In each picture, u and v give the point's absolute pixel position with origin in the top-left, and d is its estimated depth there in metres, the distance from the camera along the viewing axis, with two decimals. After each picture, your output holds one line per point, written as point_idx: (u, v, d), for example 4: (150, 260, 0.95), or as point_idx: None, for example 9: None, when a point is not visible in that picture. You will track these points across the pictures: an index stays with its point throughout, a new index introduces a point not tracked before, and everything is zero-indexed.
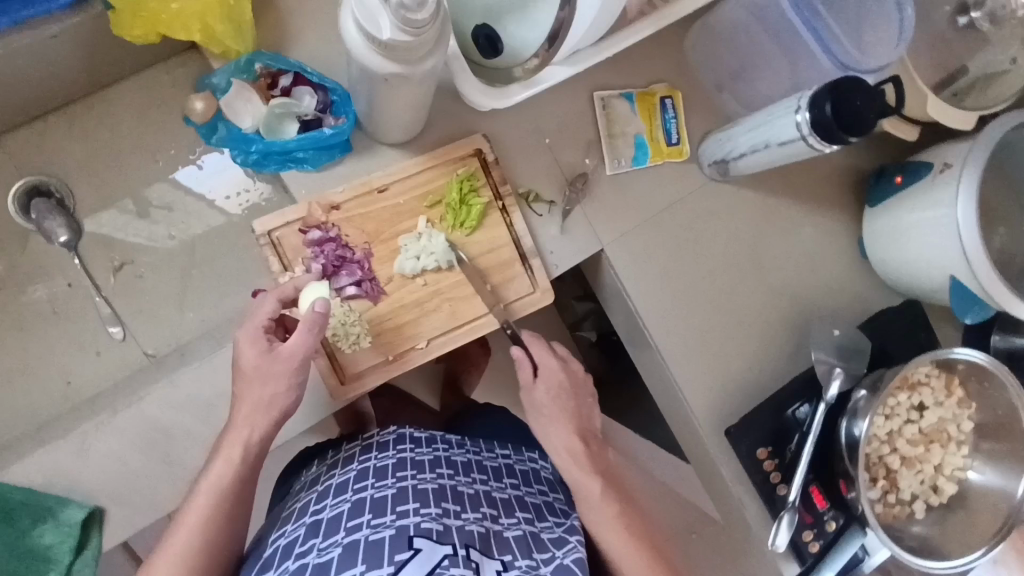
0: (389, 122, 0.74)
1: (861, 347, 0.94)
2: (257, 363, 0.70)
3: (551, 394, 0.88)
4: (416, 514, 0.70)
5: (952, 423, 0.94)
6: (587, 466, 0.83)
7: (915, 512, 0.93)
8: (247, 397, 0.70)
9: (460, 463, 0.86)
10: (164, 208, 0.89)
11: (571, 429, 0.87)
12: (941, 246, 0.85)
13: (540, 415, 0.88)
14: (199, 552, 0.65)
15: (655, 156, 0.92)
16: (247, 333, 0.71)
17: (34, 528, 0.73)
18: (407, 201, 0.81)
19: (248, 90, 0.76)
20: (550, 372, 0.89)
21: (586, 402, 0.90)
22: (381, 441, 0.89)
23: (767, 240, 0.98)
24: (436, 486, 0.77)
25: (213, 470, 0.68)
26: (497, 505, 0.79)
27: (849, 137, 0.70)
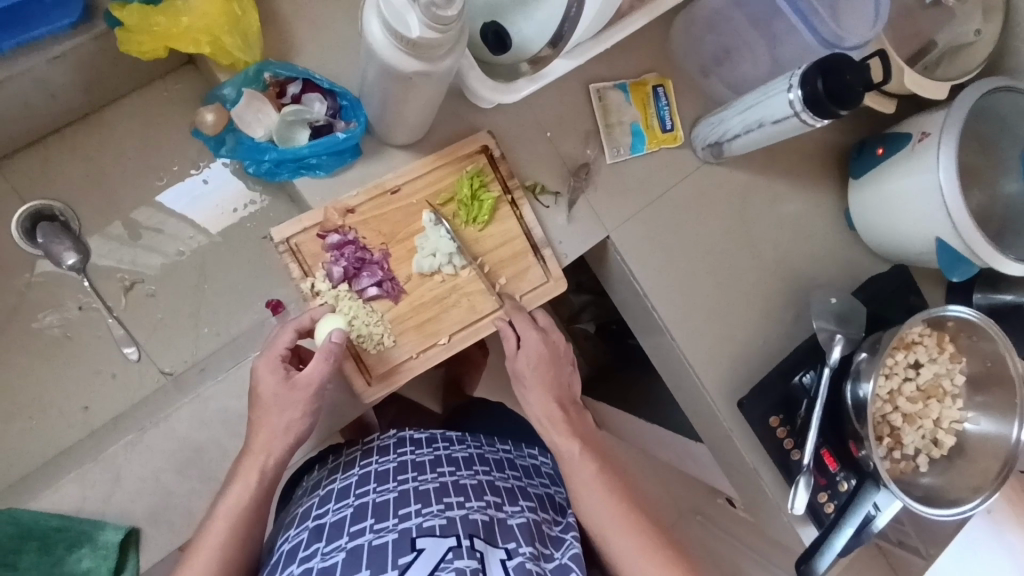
0: (401, 124, 0.76)
1: (857, 313, 0.99)
2: (274, 393, 0.71)
3: (531, 364, 0.84)
4: (418, 515, 0.71)
5: (946, 378, 0.99)
6: (567, 432, 0.83)
7: (920, 466, 0.98)
8: (262, 425, 0.71)
9: (459, 457, 0.86)
10: (170, 225, 0.89)
11: (549, 397, 0.85)
12: (927, 211, 0.90)
13: (525, 382, 0.85)
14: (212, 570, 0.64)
15: (651, 143, 0.96)
16: (264, 360, 0.72)
17: (71, 554, 0.71)
18: (420, 200, 0.83)
19: (260, 99, 0.76)
20: (531, 345, 0.84)
21: (564, 371, 0.88)
22: (383, 445, 0.89)
23: (761, 217, 1.03)
24: (437, 484, 0.78)
25: (230, 495, 0.68)
26: (500, 493, 0.80)
27: (840, 110, 0.74)
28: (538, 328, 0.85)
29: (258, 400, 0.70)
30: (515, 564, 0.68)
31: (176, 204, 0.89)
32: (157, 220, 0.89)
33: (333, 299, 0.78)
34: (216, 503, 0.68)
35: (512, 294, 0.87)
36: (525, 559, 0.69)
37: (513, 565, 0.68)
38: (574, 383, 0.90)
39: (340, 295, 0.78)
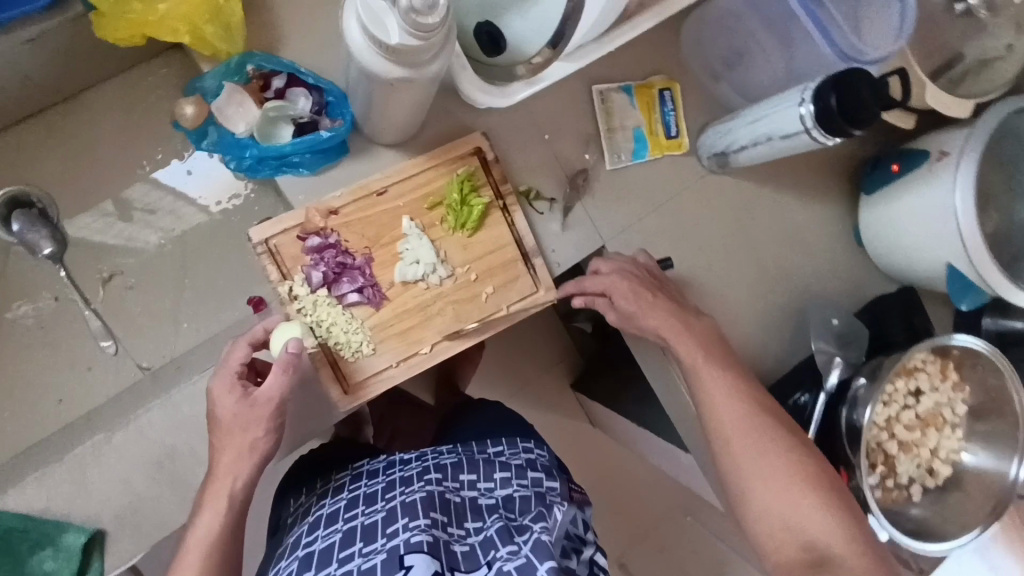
0: (387, 124, 0.72)
1: (857, 336, 0.96)
2: (224, 416, 0.68)
3: (629, 298, 0.82)
4: (405, 531, 0.69)
5: (947, 407, 0.96)
6: (687, 339, 0.82)
7: (913, 495, 0.95)
8: (219, 455, 0.68)
9: (447, 465, 0.85)
10: (153, 215, 0.86)
11: (668, 318, 0.83)
12: (939, 236, 0.86)
13: (642, 323, 0.83)
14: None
15: (655, 150, 0.91)
16: (217, 384, 0.69)
17: (33, 556, 0.70)
18: (407, 203, 0.79)
19: (240, 93, 0.73)
20: (618, 286, 0.83)
21: (658, 284, 0.85)
22: (372, 470, 0.88)
23: (767, 230, 0.98)
24: (424, 494, 0.75)
25: (198, 528, 0.66)
26: (482, 512, 0.78)
27: (853, 130, 0.69)
28: (610, 267, 0.85)
29: (217, 420, 0.67)
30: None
31: (158, 193, 0.87)
32: (139, 210, 0.86)
33: (311, 304, 0.75)
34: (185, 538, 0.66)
35: (500, 305, 0.82)
36: (505, 561, 0.68)
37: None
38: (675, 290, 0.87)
39: (319, 300, 0.76)
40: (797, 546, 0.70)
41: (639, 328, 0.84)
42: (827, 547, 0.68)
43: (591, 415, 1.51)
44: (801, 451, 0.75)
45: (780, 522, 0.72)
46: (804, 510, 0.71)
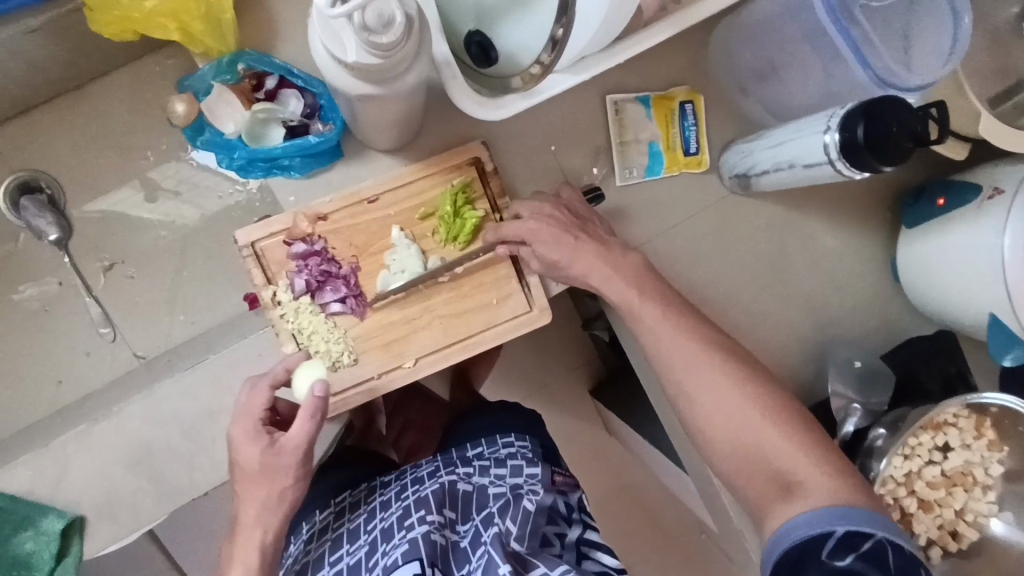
0: (374, 127, 0.70)
1: (879, 378, 0.88)
2: (247, 469, 0.67)
3: (554, 241, 0.74)
4: (386, 556, 0.70)
5: (979, 467, 0.87)
6: (620, 286, 0.75)
7: (930, 557, 0.87)
8: (246, 507, 0.68)
9: (424, 475, 0.82)
10: (158, 208, 0.89)
11: (592, 259, 0.75)
12: (978, 283, 0.78)
13: (571, 271, 0.76)
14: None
15: (671, 166, 0.85)
16: (240, 437, 0.67)
17: (15, 536, 0.73)
18: (397, 212, 0.77)
19: (229, 92, 0.73)
20: (540, 228, 0.74)
21: (586, 221, 0.77)
22: (352, 503, 0.86)
23: (792, 259, 0.90)
24: (399, 511, 0.75)
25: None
26: (455, 503, 0.77)
27: (882, 165, 0.62)
28: (530, 214, 0.75)
29: (242, 471, 0.67)
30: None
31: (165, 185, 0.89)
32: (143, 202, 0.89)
33: (293, 311, 0.75)
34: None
35: (492, 321, 0.79)
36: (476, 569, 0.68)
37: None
38: (602, 224, 0.78)
39: (301, 307, 0.75)
40: (765, 479, 0.65)
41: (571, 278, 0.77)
42: (795, 474, 0.64)
43: (607, 423, 1.37)
44: (762, 388, 0.69)
45: (747, 458, 0.67)
46: (771, 439, 0.66)
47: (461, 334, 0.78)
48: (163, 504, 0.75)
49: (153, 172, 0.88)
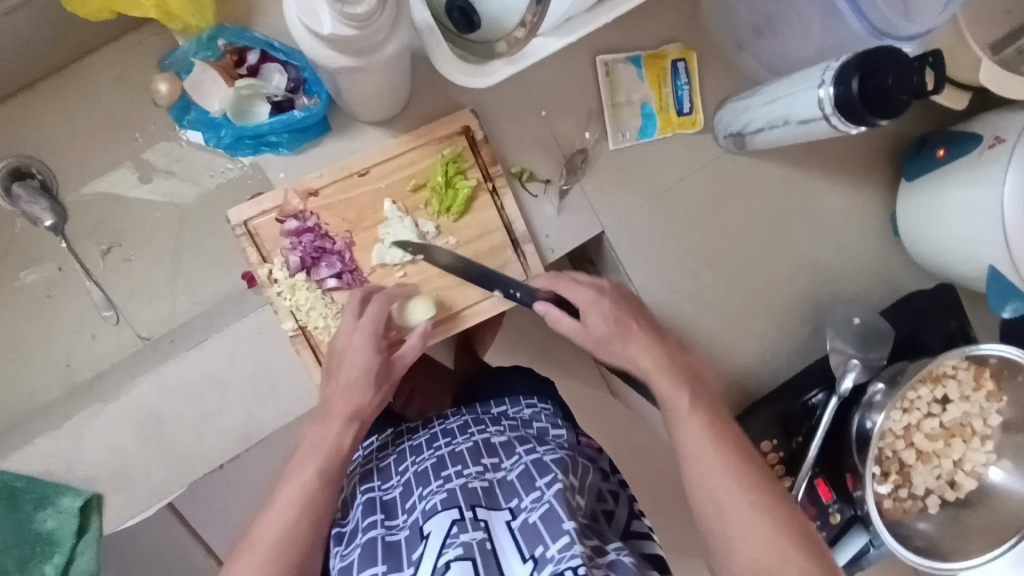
0: (359, 99, 0.69)
1: (882, 334, 0.86)
2: (353, 365, 0.70)
3: (607, 313, 0.72)
4: (422, 502, 0.63)
5: (978, 418, 0.87)
6: (667, 381, 0.69)
7: (928, 507, 0.88)
8: (340, 406, 0.69)
9: (453, 426, 0.77)
10: (147, 189, 0.88)
11: (638, 346, 0.72)
12: (971, 235, 0.77)
13: (612, 349, 0.72)
14: (255, 564, 0.59)
15: (664, 128, 0.84)
16: (357, 331, 0.70)
17: (37, 513, 0.76)
18: (388, 185, 0.76)
19: (213, 70, 0.73)
20: (595, 303, 0.73)
21: (642, 312, 0.75)
22: (379, 446, 0.82)
23: (790, 217, 0.89)
24: (434, 459, 0.69)
25: (283, 488, 0.64)
26: (497, 450, 0.70)
27: (877, 120, 0.61)
28: (590, 289, 0.74)
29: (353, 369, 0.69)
30: (520, 523, 0.59)
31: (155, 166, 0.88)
32: (134, 185, 0.88)
33: (289, 288, 0.75)
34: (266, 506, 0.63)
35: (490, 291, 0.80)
36: (529, 514, 0.59)
37: (518, 526, 0.59)
38: (656, 322, 0.76)
39: (297, 284, 0.75)
40: None
41: (607, 357, 0.73)
42: None
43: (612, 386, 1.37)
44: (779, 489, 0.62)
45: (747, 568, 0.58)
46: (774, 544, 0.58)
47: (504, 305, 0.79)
48: (176, 478, 0.78)
49: (145, 153, 0.88)
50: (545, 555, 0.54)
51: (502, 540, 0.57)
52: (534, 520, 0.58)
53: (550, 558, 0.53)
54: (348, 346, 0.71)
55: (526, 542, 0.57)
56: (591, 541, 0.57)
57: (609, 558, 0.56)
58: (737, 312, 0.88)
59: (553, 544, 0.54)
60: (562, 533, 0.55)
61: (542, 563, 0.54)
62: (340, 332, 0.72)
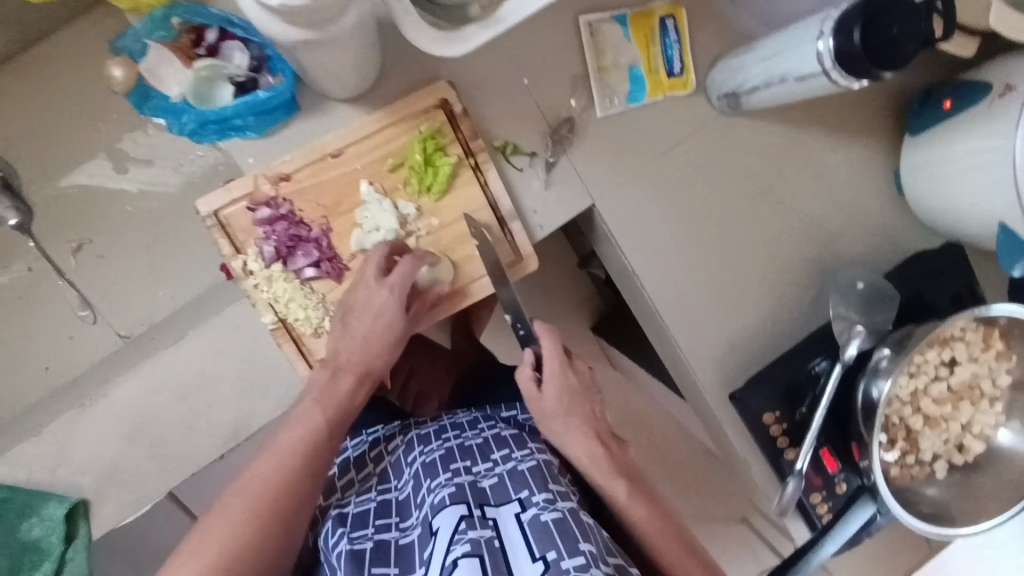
0: (325, 75, 0.65)
1: (887, 296, 0.82)
2: (374, 327, 0.69)
3: (562, 393, 0.70)
4: (429, 494, 0.59)
5: (986, 379, 0.85)
6: (609, 469, 0.67)
7: (936, 472, 0.85)
8: (354, 361, 0.68)
9: (464, 422, 0.73)
10: (127, 180, 0.86)
11: (584, 431, 0.70)
12: (978, 189, 0.73)
13: (553, 424, 0.70)
14: (248, 510, 0.57)
15: (655, 90, 0.79)
16: (386, 292, 0.68)
17: (22, 523, 0.75)
18: (364, 165, 0.72)
19: (170, 51, 0.69)
20: (557, 375, 0.71)
21: (597, 401, 0.73)
22: (387, 436, 0.76)
23: (790, 180, 0.85)
24: (443, 450, 0.65)
25: (282, 436, 0.63)
26: (508, 442, 0.68)
27: (883, 73, 0.56)
28: (561, 359, 0.72)
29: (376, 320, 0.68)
30: (530, 518, 0.54)
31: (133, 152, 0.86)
32: (109, 178, 0.86)
33: (266, 279, 0.72)
34: (263, 448, 0.62)
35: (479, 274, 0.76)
36: (540, 511, 0.55)
37: (529, 520, 0.54)
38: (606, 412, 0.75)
39: (273, 275, 0.72)
40: None
41: (546, 432, 0.71)
42: None
43: (612, 358, 1.35)
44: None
45: None
46: None
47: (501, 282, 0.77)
48: (163, 481, 0.76)
49: (115, 143, 0.85)
50: (558, 563, 0.49)
51: (512, 537, 0.53)
52: (546, 520, 0.54)
53: (566, 569, 0.49)
54: (369, 305, 0.69)
55: (536, 540, 0.52)
56: (611, 563, 0.52)
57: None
58: (737, 281, 0.84)
59: (570, 558, 0.50)
60: (578, 552, 0.50)
61: (554, 569, 0.49)
62: (362, 287, 0.69)
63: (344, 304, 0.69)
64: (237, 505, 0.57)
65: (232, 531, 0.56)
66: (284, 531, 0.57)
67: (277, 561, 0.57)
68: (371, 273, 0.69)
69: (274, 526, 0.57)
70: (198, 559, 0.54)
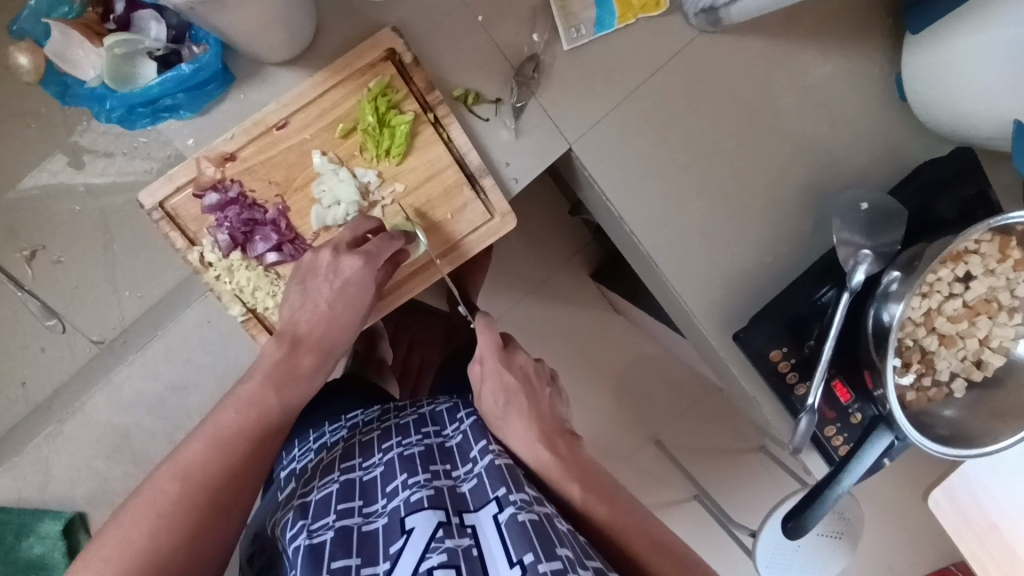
0: (253, 38, 0.59)
1: (897, 213, 0.76)
2: (339, 296, 0.64)
3: (499, 390, 0.70)
4: (404, 489, 0.59)
5: (1004, 291, 0.79)
6: (561, 472, 0.63)
7: (954, 392, 0.81)
8: (315, 337, 0.64)
9: (443, 411, 0.75)
10: (82, 177, 0.85)
11: (530, 429, 0.67)
12: (993, 85, 0.66)
13: (496, 427, 0.69)
14: (177, 497, 0.53)
15: (624, 15, 0.72)
16: (358, 259, 0.63)
17: (22, 542, 0.74)
18: (314, 135, 0.67)
19: (76, 30, 0.63)
20: (493, 373, 0.71)
21: (542, 396, 0.71)
22: (366, 421, 0.76)
23: (779, 98, 0.78)
24: (423, 448, 0.66)
25: (223, 413, 0.59)
26: (485, 433, 0.68)
27: None
28: (496, 356, 0.72)
29: (337, 296, 0.63)
30: (508, 518, 0.54)
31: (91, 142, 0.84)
32: (69, 175, 0.85)
33: (226, 270, 0.68)
34: (202, 424, 0.58)
35: (451, 238, 0.71)
36: (518, 510, 0.55)
37: (506, 521, 0.55)
38: (558, 410, 0.72)
39: (234, 265, 0.68)
40: None
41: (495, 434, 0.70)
42: None
43: (613, 302, 1.29)
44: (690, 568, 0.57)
45: None
46: None
47: (437, 270, 0.71)
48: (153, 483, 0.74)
49: (65, 138, 0.84)
50: (535, 565, 0.49)
51: (490, 542, 0.54)
52: (524, 520, 0.54)
53: (543, 573, 0.49)
54: (333, 271, 0.63)
55: (515, 543, 0.52)
56: (589, 567, 0.52)
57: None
58: (731, 213, 0.78)
59: (547, 561, 0.50)
60: (556, 557, 0.51)
61: (531, 573, 0.49)
62: (326, 249, 0.64)
63: (303, 268, 0.64)
64: (169, 490, 0.53)
65: (162, 517, 0.52)
66: (216, 521, 0.54)
67: (208, 551, 0.54)
68: (341, 240, 0.64)
69: (211, 514, 0.54)
70: (123, 544, 0.50)
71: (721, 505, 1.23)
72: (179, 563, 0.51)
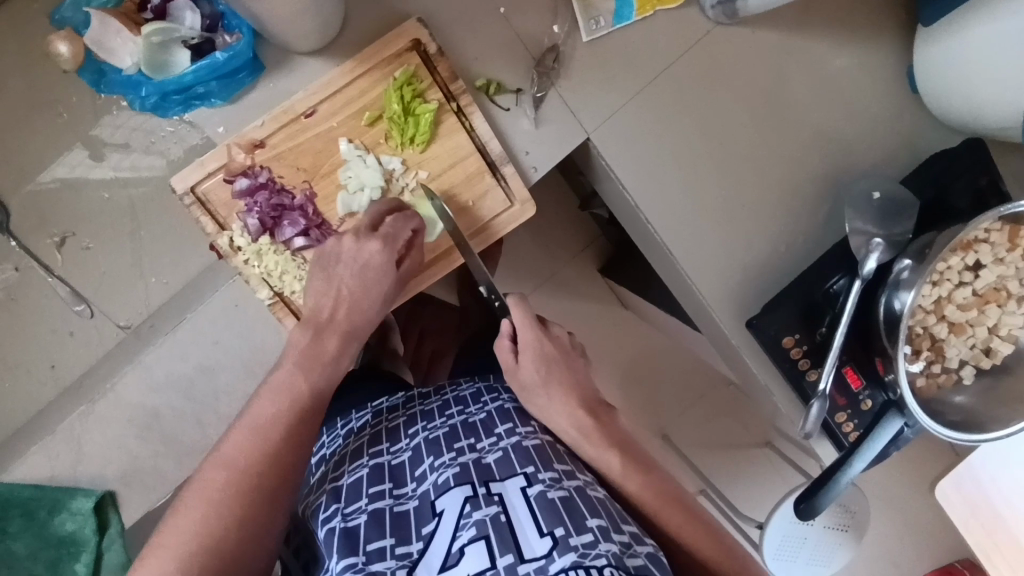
0: (287, 27, 0.61)
1: (907, 203, 0.77)
2: (362, 281, 0.66)
3: (538, 366, 0.71)
4: (433, 472, 0.62)
5: (1013, 279, 0.80)
6: (601, 442, 0.67)
7: (963, 379, 0.82)
8: (339, 319, 0.66)
9: (467, 394, 0.76)
10: (107, 167, 0.87)
11: (571, 402, 0.70)
12: (1003, 77, 0.68)
13: (534, 398, 0.71)
14: (225, 484, 0.57)
15: (642, 7, 0.74)
16: (378, 242, 0.65)
17: (54, 518, 0.78)
18: (341, 123, 0.69)
19: (115, 21, 0.66)
20: (532, 344, 0.72)
21: (579, 365, 0.74)
22: (391, 406, 0.78)
23: (793, 90, 0.80)
24: (447, 429, 0.68)
25: (261, 403, 0.61)
26: (511, 416, 0.70)
27: None
28: (534, 328, 0.73)
29: (355, 280, 0.66)
30: (536, 493, 0.58)
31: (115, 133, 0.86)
32: (91, 167, 0.87)
33: (255, 254, 0.69)
34: (242, 416, 0.61)
35: (470, 224, 0.73)
36: (547, 488, 0.58)
37: (534, 495, 0.58)
38: (591, 379, 0.75)
39: (262, 249, 0.69)
40: None
41: (531, 407, 0.71)
42: None
43: (623, 297, 1.31)
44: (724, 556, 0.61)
45: None
46: None
47: (459, 257, 0.73)
48: (179, 465, 0.76)
49: (93, 130, 0.86)
50: (566, 539, 0.53)
51: (518, 510, 0.56)
52: (553, 498, 0.57)
53: (574, 545, 0.52)
54: (356, 255, 0.65)
55: (544, 516, 0.55)
56: (626, 532, 0.57)
57: (644, 551, 0.55)
58: (743, 202, 0.80)
59: (577, 535, 0.53)
60: (586, 529, 0.54)
61: (562, 544, 0.53)
62: (348, 236, 0.66)
63: (327, 253, 0.66)
64: (217, 479, 0.57)
65: (210, 505, 0.56)
66: (264, 507, 0.57)
67: (259, 534, 0.57)
68: (361, 225, 0.66)
69: (255, 499, 0.57)
70: (176, 532, 0.54)
71: (728, 497, 1.22)
72: (229, 546, 0.55)
